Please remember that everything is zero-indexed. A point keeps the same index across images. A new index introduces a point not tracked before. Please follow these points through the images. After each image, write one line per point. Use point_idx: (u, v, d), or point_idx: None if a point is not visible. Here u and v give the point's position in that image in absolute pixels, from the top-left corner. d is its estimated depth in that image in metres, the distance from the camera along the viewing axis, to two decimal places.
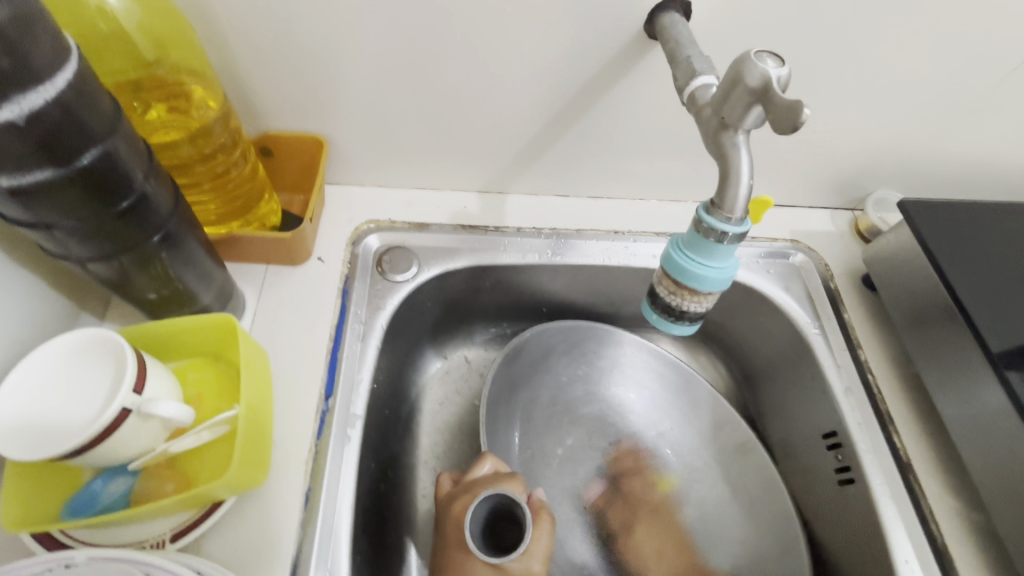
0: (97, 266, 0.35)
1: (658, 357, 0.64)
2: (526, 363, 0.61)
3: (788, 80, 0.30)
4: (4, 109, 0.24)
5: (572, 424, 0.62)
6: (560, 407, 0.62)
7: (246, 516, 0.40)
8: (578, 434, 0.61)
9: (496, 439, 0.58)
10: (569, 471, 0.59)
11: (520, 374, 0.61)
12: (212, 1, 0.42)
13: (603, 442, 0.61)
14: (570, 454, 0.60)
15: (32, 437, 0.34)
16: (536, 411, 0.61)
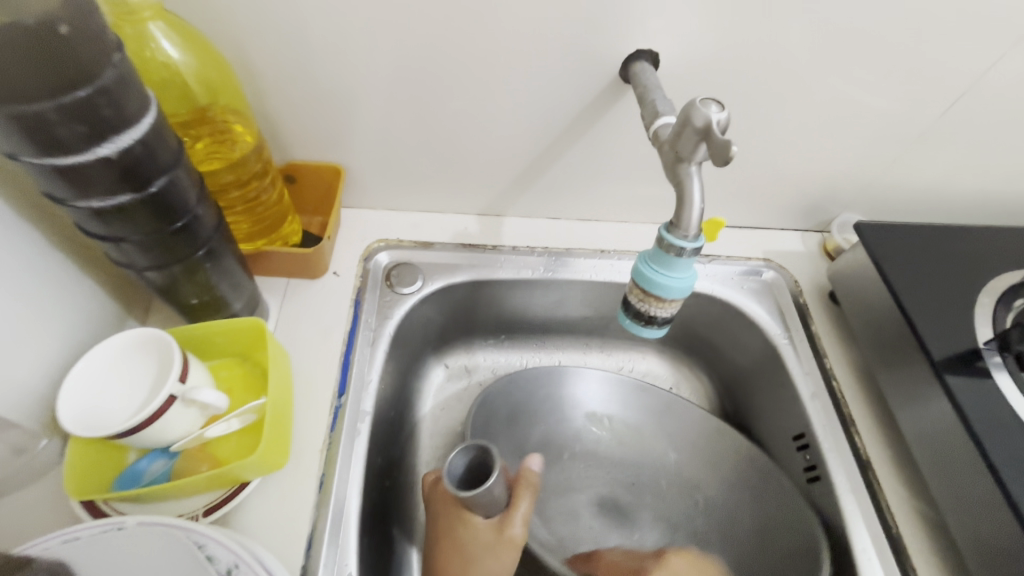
0: (152, 274, 0.41)
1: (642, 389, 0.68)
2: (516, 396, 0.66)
3: (729, 122, 0.36)
4: (103, 147, 0.31)
5: (563, 452, 0.67)
6: (559, 431, 0.67)
7: (267, 497, 0.45)
8: (570, 460, 0.66)
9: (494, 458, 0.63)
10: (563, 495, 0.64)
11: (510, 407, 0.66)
12: (252, 53, 0.49)
13: (594, 466, 0.66)
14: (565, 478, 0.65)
15: (89, 419, 0.39)
16: (534, 433, 0.67)
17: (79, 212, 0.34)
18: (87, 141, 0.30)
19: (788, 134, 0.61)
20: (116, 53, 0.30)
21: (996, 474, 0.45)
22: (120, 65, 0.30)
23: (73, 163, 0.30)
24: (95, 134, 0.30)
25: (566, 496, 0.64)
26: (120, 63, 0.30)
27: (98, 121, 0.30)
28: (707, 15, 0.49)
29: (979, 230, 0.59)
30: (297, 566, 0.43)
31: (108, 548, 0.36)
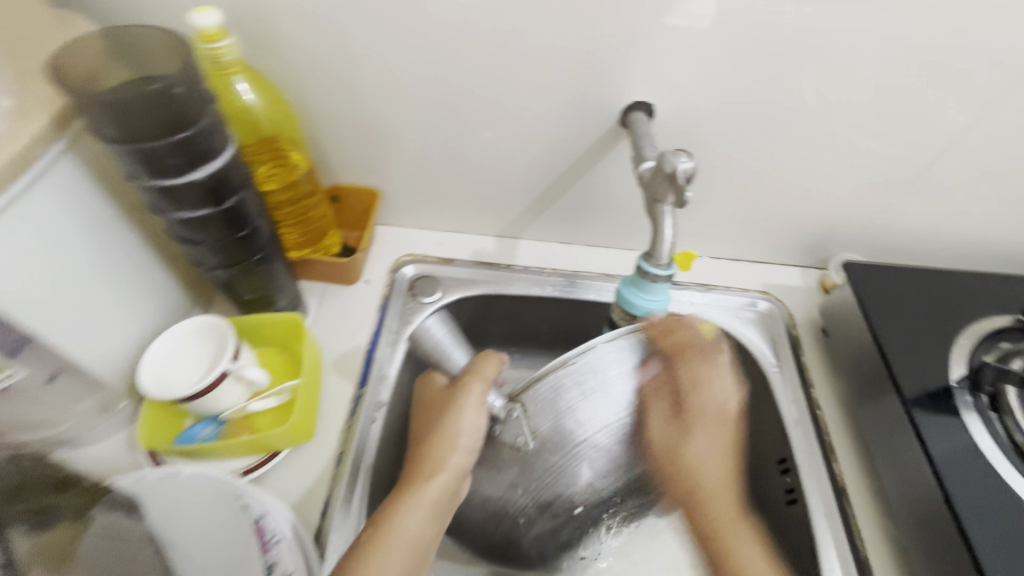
0: (218, 272, 0.51)
1: None
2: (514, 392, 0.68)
3: (695, 172, 0.42)
4: (195, 173, 0.40)
5: None
6: None
7: (294, 465, 0.54)
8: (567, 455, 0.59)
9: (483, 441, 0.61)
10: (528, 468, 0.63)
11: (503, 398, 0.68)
12: (310, 96, 0.59)
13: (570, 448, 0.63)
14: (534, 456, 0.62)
15: (161, 384, 0.49)
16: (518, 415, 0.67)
17: (171, 220, 0.44)
18: (185, 168, 0.40)
19: (781, 179, 0.66)
20: (212, 105, 0.40)
21: (952, 508, 0.48)
22: (214, 113, 0.40)
23: (172, 184, 0.40)
24: (192, 163, 0.40)
25: (550, 456, 0.56)
26: (214, 112, 0.40)
27: (196, 154, 0.40)
28: (699, 74, 0.56)
29: (964, 275, 0.62)
30: (313, 527, 0.50)
31: (170, 492, 0.45)
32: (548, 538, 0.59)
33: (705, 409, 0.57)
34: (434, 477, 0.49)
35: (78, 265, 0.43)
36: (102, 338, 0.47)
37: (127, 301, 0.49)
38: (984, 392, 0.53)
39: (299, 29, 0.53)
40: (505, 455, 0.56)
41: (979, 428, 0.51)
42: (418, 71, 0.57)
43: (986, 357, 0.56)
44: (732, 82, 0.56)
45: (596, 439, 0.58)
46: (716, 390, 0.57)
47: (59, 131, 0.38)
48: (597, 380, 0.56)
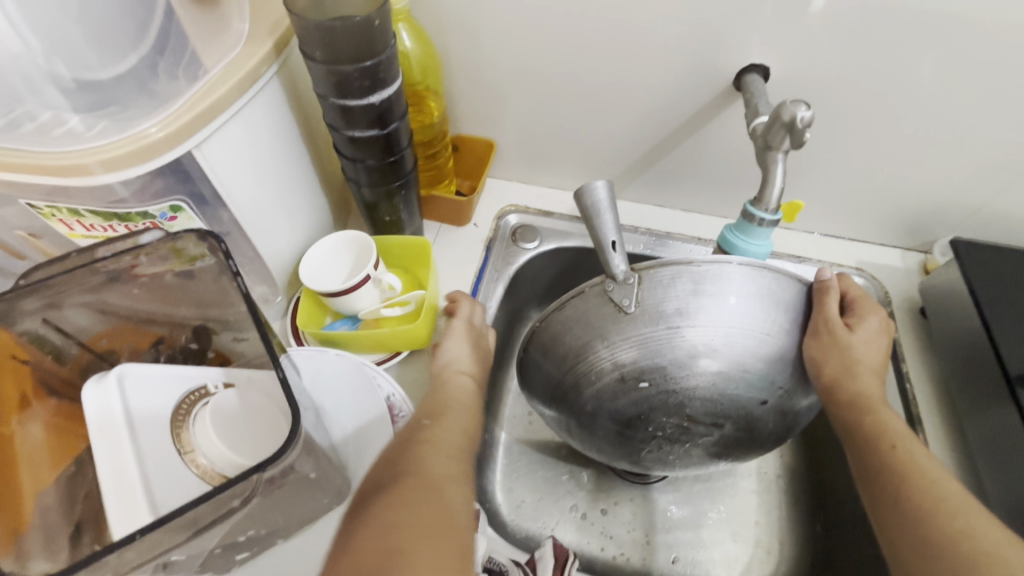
0: (367, 192, 0.59)
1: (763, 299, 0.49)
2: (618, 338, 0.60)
3: (813, 119, 0.45)
4: (373, 97, 0.49)
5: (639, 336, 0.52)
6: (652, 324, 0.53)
7: (410, 366, 0.62)
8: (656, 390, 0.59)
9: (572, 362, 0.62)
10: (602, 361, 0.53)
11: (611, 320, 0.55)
12: (451, 48, 0.67)
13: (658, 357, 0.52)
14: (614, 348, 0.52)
15: (317, 279, 0.58)
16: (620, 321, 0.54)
17: (343, 138, 0.53)
18: (367, 92, 0.48)
19: (893, 154, 0.66)
20: (393, 41, 0.48)
21: None
22: (394, 48, 0.48)
23: (352, 104, 0.49)
24: (373, 88, 0.48)
25: (642, 331, 0.48)
26: (394, 47, 0.48)
27: (377, 80, 0.48)
28: (822, 41, 0.57)
29: None
30: None
31: (321, 363, 0.54)
32: (606, 399, 0.50)
33: (842, 360, 0.50)
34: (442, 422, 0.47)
35: (274, 171, 0.53)
36: (277, 237, 0.57)
37: (297, 212, 0.59)
38: None
39: None
40: (604, 316, 0.49)
41: None
42: (547, 33, 0.62)
43: None
44: (856, 51, 0.57)
45: (693, 335, 0.47)
46: (863, 350, 0.51)
47: (277, 56, 0.47)
48: (727, 290, 0.47)
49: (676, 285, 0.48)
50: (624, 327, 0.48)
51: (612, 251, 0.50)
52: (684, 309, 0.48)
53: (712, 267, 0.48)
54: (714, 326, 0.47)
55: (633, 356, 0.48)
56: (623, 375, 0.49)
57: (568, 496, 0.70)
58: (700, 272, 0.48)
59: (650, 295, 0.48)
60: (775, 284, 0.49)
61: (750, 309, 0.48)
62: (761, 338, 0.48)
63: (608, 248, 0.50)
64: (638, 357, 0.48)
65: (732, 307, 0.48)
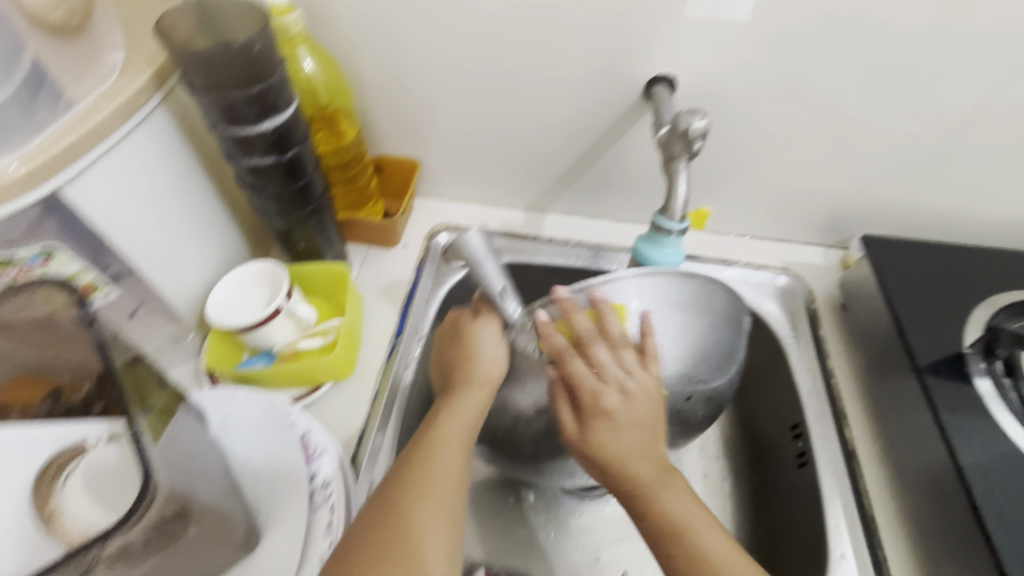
0: (277, 220, 0.57)
1: (668, 300, 0.48)
2: None
3: (707, 128, 0.46)
4: (264, 124, 0.47)
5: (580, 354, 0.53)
6: None
7: (335, 400, 0.59)
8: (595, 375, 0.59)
9: None
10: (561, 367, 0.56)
11: None
12: (362, 71, 0.66)
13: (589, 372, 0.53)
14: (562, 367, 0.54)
15: (225, 317, 0.56)
16: None
17: (241, 168, 0.51)
18: (257, 118, 0.46)
19: (802, 156, 0.68)
20: (281, 65, 0.46)
21: (958, 470, 0.50)
22: (282, 72, 0.46)
23: (246, 132, 0.47)
24: (263, 115, 0.46)
25: (553, 371, 0.49)
26: (282, 71, 0.46)
27: (266, 106, 0.46)
28: (721, 49, 0.58)
29: (984, 251, 0.63)
30: (350, 452, 0.56)
31: (229, 404, 0.52)
32: (542, 438, 0.51)
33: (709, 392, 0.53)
34: (457, 410, 0.47)
35: (170, 205, 0.50)
36: (182, 273, 0.54)
37: (203, 245, 0.56)
38: (999, 357, 0.54)
39: (353, 7, 0.59)
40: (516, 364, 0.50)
41: (994, 398, 0.53)
42: (458, 51, 0.62)
43: (1008, 321, 0.56)
44: (753, 56, 0.58)
45: None
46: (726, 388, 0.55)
47: (160, 85, 0.45)
48: (623, 304, 0.47)
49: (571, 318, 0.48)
50: (535, 372, 0.49)
51: (503, 299, 0.50)
52: None
53: (601, 289, 0.47)
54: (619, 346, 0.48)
55: (554, 395, 0.49)
56: (550, 413, 0.50)
57: (514, 519, 0.68)
58: (590, 298, 0.47)
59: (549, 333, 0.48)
60: (675, 286, 0.48)
61: (652, 321, 0.48)
62: (672, 343, 0.49)
63: (498, 299, 0.50)
64: None
65: (634, 324, 0.48)
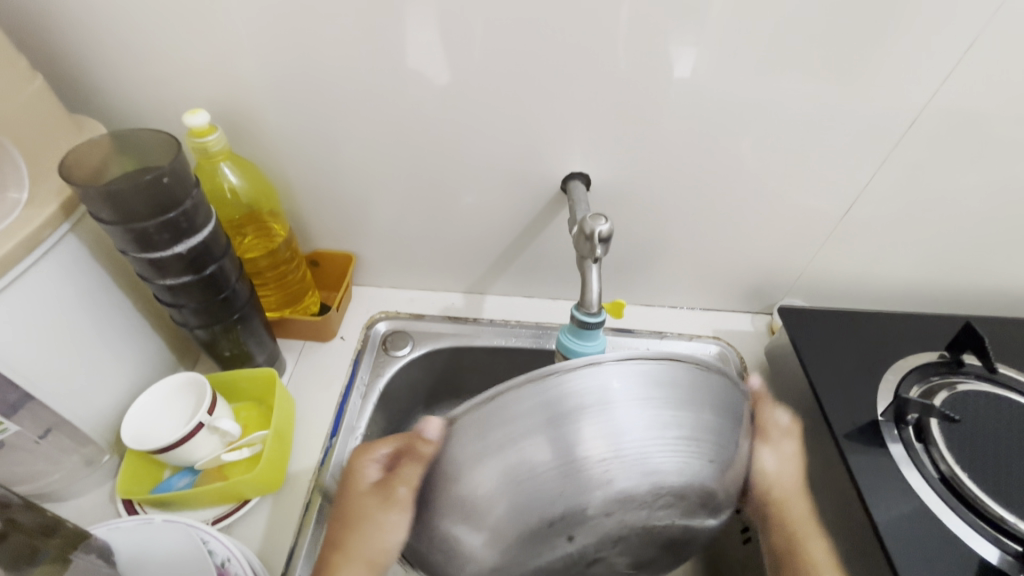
0: (200, 331, 0.56)
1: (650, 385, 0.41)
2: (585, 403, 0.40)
3: (611, 231, 0.49)
4: (178, 246, 0.47)
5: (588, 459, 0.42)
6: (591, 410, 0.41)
7: (264, 513, 0.57)
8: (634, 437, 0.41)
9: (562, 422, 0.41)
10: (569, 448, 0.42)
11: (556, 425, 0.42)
12: (291, 176, 0.68)
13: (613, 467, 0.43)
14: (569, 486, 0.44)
15: (140, 438, 0.53)
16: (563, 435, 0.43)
17: (158, 288, 0.51)
18: (171, 242, 0.47)
19: (717, 234, 0.73)
20: (195, 189, 0.47)
21: (880, 539, 0.51)
22: (197, 196, 0.47)
23: (159, 256, 0.47)
24: (178, 238, 0.47)
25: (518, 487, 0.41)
26: (197, 195, 0.47)
27: (180, 229, 0.47)
28: (629, 143, 0.63)
29: (889, 315, 0.67)
30: (278, 574, 0.53)
31: (142, 536, 0.48)
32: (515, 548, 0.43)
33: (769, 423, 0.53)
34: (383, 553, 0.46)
35: (79, 328, 0.49)
36: (92, 394, 0.52)
37: (118, 360, 0.54)
38: (908, 424, 0.57)
39: (279, 120, 0.62)
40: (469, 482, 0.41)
41: (905, 461, 0.55)
42: (383, 153, 0.66)
43: (912, 389, 0.60)
44: (658, 149, 0.63)
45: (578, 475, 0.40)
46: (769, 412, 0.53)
47: (67, 216, 0.46)
48: (601, 399, 0.40)
49: (531, 411, 0.40)
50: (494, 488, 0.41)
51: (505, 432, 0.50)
52: (555, 442, 0.40)
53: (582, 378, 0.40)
54: (609, 439, 0.40)
55: (520, 501, 0.41)
56: (530, 522, 0.42)
57: None
58: (568, 394, 0.40)
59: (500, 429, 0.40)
60: (663, 368, 0.42)
61: (645, 413, 0.41)
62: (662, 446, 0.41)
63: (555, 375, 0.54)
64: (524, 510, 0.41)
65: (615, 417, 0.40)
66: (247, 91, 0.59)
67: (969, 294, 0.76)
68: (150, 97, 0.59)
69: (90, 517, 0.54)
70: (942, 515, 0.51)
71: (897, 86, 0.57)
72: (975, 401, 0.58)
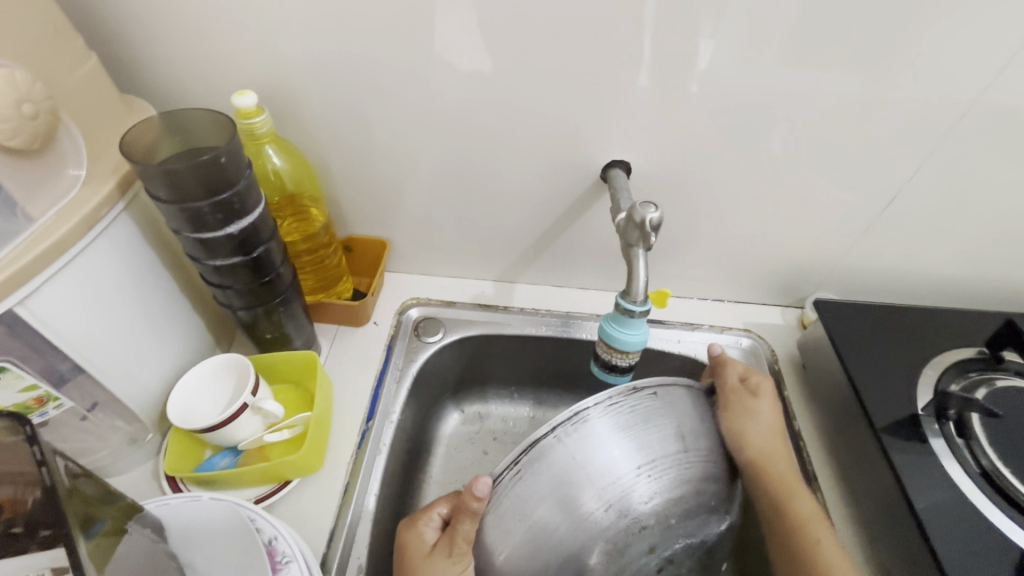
0: (243, 313, 0.57)
1: (645, 407, 0.49)
2: (576, 439, 0.46)
3: (661, 219, 0.49)
4: (230, 227, 0.47)
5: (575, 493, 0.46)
6: (581, 440, 0.46)
7: (304, 494, 0.58)
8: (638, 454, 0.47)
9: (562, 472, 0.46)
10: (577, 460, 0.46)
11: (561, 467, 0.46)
12: (329, 160, 0.68)
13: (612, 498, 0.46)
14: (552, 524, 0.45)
15: (185, 417, 0.54)
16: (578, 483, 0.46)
17: (206, 268, 0.51)
18: (223, 223, 0.47)
19: (752, 227, 0.72)
20: (247, 171, 0.47)
21: (921, 531, 0.51)
22: (249, 177, 0.47)
23: (211, 236, 0.47)
24: (229, 219, 0.47)
25: (532, 512, 0.45)
26: (249, 176, 0.47)
27: (232, 211, 0.47)
28: (670, 132, 0.63)
29: (927, 310, 0.67)
30: (320, 553, 0.54)
31: (190, 514, 0.49)
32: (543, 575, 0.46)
33: (753, 427, 0.55)
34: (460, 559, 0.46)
35: (129, 307, 0.50)
36: (140, 372, 0.53)
37: (163, 340, 0.55)
38: (950, 420, 0.57)
39: (320, 103, 0.62)
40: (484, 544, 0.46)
41: (949, 458, 0.54)
42: (422, 139, 0.65)
43: (952, 384, 0.60)
44: (699, 138, 0.63)
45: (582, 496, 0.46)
46: (754, 430, 0.55)
47: (121, 194, 0.46)
48: (596, 442, 0.47)
49: (554, 456, 0.46)
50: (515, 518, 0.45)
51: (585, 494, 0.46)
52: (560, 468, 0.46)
53: (576, 429, 0.46)
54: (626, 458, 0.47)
55: (562, 554, 0.46)
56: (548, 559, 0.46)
57: None
58: (570, 454, 0.46)
59: (530, 502, 0.45)
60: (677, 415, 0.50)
61: (637, 441, 0.47)
62: (666, 476, 0.47)
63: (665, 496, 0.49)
64: (527, 539, 0.45)
65: (618, 462, 0.47)
66: (291, 74, 0.59)
67: (1002, 292, 0.76)
68: (196, 77, 0.59)
69: (135, 494, 0.55)
70: (986, 509, 0.51)
71: (949, 77, 0.56)
72: (1017, 396, 0.57)
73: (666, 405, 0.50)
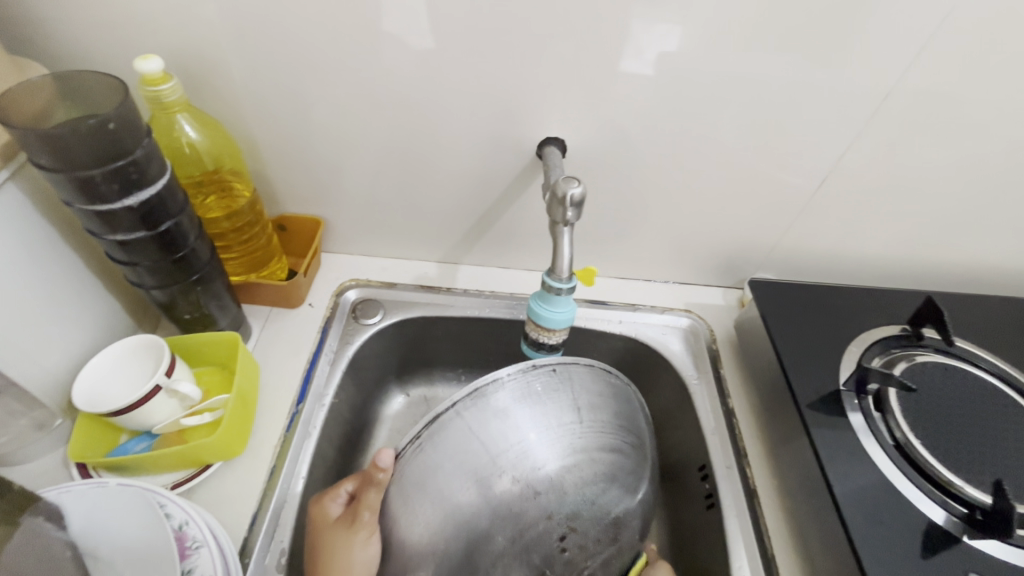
0: (157, 292, 0.54)
1: (541, 374, 0.52)
2: (480, 411, 0.50)
3: (584, 194, 0.48)
4: (128, 199, 0.45)
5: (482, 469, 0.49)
6: (479, 413, 0.50)
7: (226, 479, 0.56)
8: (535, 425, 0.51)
9: (466, 442, 0.49)
10: (481, 433, 0.50)
11: (466, 434, 0.50)
12: (256, 134, 0.65)
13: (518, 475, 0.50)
14: (462, 506, 0.49)
15: (92, 400, 0.51)
16: (480, 452, 0.49)
17: (108, 244, 0.48)
18: (120, 195, 0.44)
19: (692, 208, 0.72)
20: (146, 139, 0.45)
21: (837, 502, 0.52)
22: (148, 145, 0.45)
23: (108, 209, 0.44)
24: (127, 190, 0.44)
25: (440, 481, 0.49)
26: (148, 145, 0.45)
27: (130, 181, 0.44)
28: (605, 110, 0.62)
29: (855, 290, 0.68)
30: (241, 539, 0.53)
31: (94, 501, 0.47)
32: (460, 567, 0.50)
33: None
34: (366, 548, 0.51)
35: (22, 285, 0.47)
36: (40, 355, 0.50)
37: (68, 321, 0.52)
38: (869, 395, 0.58)
39: (240, 73, 0.59)
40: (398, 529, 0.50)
41: (867, 434, 0.56)
42: (351, 114, 0.63)
43: (874, 360, 0.61)
44: (634, 117, 0.62)
45: (490, 472, 0.49)
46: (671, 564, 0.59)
47: (4, 163, 0.43)
48: (500, 410, 0.51)
49: (457, 429, 0.50)
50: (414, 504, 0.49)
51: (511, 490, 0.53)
52: (468, 443, 0.50)
53: (474, 404, 0.50)
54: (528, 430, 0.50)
55: (468, 539, 0.49)
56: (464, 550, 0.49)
57: None
58: (473, 419, 0.50)
59: (435, 472, 0.49)
60: (577, 386, 0.53)
61: (539, 412, 0.51)
62: (572, 449, 0.51)
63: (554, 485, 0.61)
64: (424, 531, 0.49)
65: (529, 441, 0.50)
66: (206, 41, 0.56)
67: (930, 272, 0.78)
68: (103, 42, 0.55)
69: (42, 482, 0.53)
70: (897, 480, 0.53)
71: (875, 57, 0.56)
72: (932, 371, 0.59)
73: (564, 381, 0.53)
